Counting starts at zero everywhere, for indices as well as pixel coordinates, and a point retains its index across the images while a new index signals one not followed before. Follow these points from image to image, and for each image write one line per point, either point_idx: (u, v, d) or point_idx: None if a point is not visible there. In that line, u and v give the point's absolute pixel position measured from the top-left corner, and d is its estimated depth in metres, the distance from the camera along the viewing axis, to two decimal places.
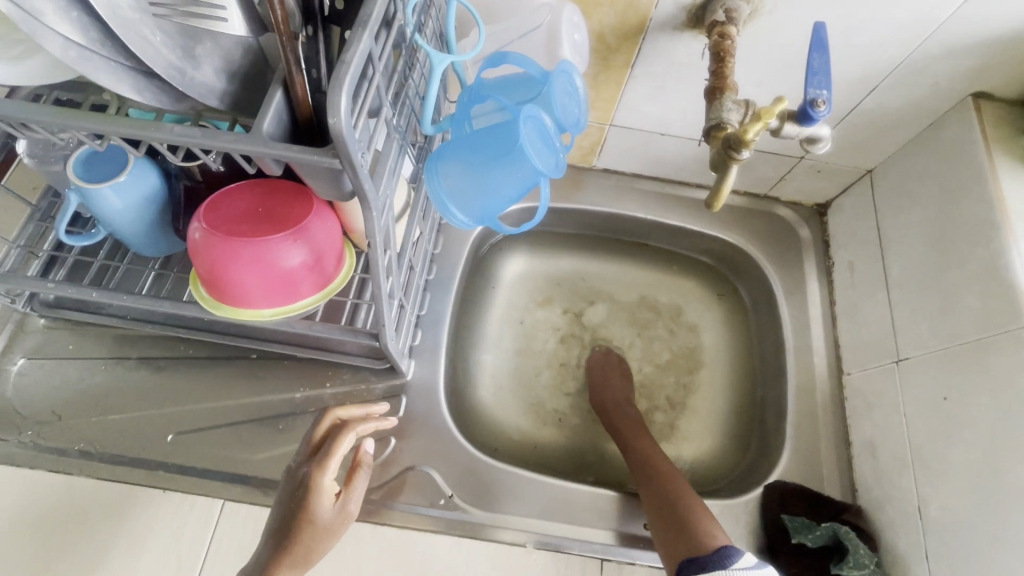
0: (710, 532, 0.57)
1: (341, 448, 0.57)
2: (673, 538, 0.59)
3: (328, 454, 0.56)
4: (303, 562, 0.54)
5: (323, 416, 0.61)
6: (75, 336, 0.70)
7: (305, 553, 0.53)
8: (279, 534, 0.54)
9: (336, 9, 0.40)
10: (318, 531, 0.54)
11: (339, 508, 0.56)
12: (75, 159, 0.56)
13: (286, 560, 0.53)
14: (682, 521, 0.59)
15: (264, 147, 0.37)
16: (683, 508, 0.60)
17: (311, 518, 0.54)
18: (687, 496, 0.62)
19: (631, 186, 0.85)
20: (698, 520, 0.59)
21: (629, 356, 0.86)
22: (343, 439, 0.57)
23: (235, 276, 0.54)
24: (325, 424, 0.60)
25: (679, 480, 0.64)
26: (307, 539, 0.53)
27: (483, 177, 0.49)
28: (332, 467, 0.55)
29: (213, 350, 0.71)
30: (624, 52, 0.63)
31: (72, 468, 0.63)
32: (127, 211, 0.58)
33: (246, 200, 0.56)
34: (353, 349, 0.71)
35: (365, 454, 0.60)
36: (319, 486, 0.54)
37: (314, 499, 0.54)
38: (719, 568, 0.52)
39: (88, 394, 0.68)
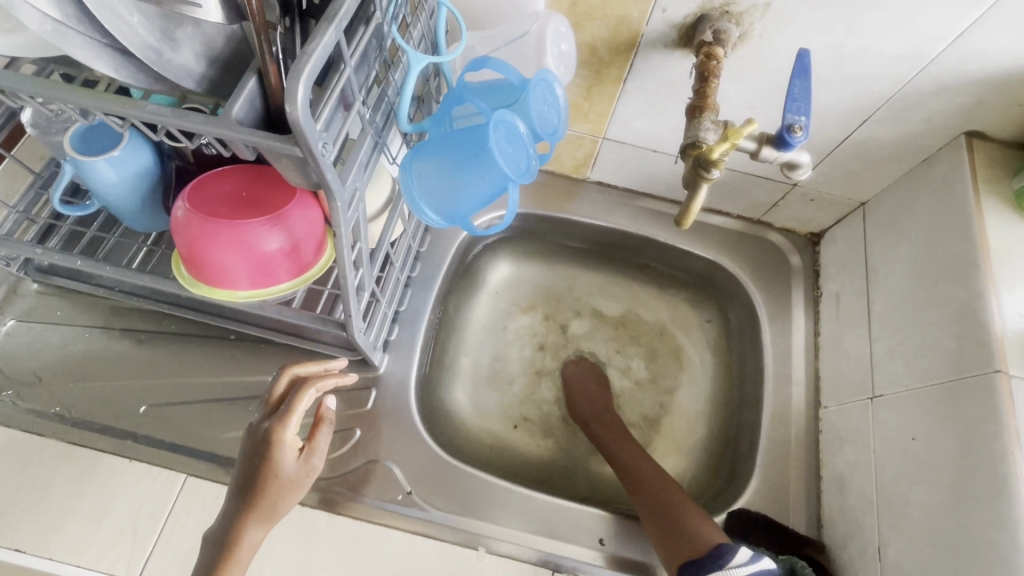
0: (705, 530, 0.59)
1: (301, 403, 0.57)
2: (666, 538, 0.60)
3: (288, 410, 0.56)
4: (272, 515, 0.55)
5: (280, 375, 0.60)
6: (65, 303, 0.73)
7: (273, 505, 0.54)
8: (244, 492, 0.54)
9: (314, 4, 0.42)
10: (283, 487, 0.55)
11: (304, 462, 0.57)
12: (73, 133, 0.59)
13: (254, 515, 0.54)
14: (671, 519, 0.60)
15: (232, 131, 0.38)
16: (670, 505, 0.62)
17: (276, 474, 0.54)
18: (674, 493, 0.63)
19: (623, 200, 0.85)
20: (690, 518, 0.60)
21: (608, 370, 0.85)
22: (302, 394, 0.57)
23: (214, 256, 0.55)
24: (281, 383, 0.59)
25: (665, 478, 0.65)
26: (272, 494, 0.54)
27: (454, 178, 0.49)
28: (293, 422, 0.55)
29: (195, 328, 0.73)
30: (616, 66, 0.64)
31: (46, 430, 0.64)
32: (121, 185, 0.60)
33: (230, 184, 0.58)
34: (329, 339, 0.71)
35: (327, 410, 0.60)
36: (281, 441, 0.54)
37: (277, 454, 0.54)
38: (717, 569, 0.54)
39: (71, 361, 0.70)
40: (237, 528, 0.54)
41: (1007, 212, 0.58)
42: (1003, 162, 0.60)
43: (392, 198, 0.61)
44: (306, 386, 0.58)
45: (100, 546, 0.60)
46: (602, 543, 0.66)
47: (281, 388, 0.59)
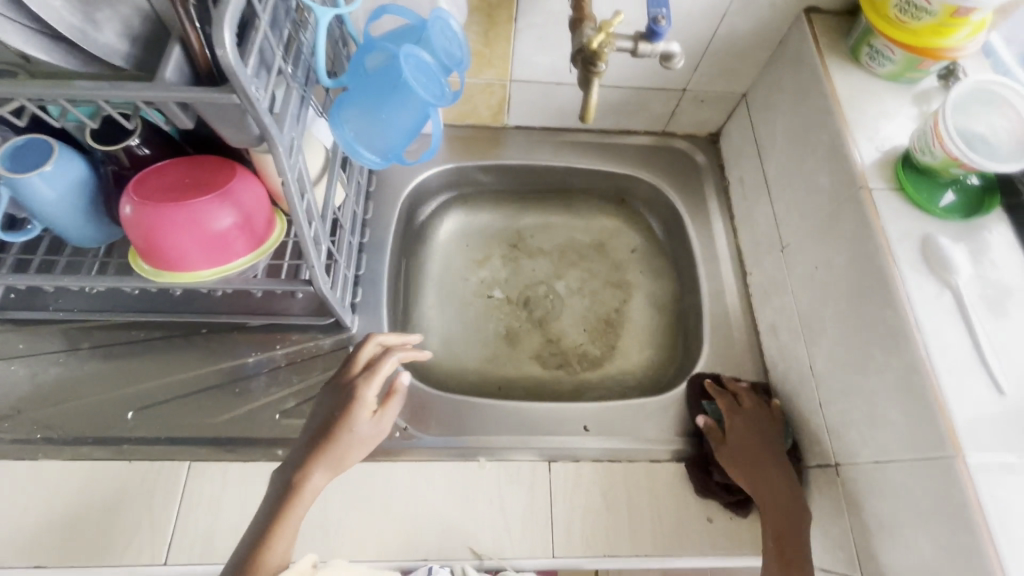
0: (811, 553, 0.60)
1: (382, 368, 0.63)
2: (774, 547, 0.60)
3: (375, 369, 0.62)
4: (336, 465, 0.59)
5: (366, 341, 0.67)
6: (24, 336, 0.73)
7: (341, 456, 0.59)
8: (317, 436, 0.59)
9: None
10: (354, 440, 0.60)
11: (376, 424, 0.61)
12: (2, 156, 0.60)
13: (323, 459, 0.58)
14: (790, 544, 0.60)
15: (165, 93, 0.43)
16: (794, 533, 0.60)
17: (353, 426, 0.59)
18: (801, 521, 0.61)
19: (542, 138, 0.93)
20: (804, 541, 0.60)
21: (561, 294, 0.93)
22: (385, 361, 0.63)
23: (170, 241, 0.59)
24: (368, 347, 0.66)
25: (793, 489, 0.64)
26: (343, 442, 0.59)
27: (381, 116, 0.55)
28: (375, 383, 0.61)
29: (165, 330, 0.75)
30: (505, 7, 0.71)
31: (41, 455, 0.66)
32: (62, 200, 0.62)
33: (171, 175, 0.62)
34: (297, 309, 0.76)
35: (402, 383, 0.65)
36: (361, 398, 0.60)
37: (355, 409, 0.60)
38: None
39: (44, 387, 0.70)
40: (305, 472, 0.58)
41: (850, 65, 0.69)
42: (839, 28, 0.72)
43: (328, 162, 0.65)
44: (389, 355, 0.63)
45: (121, 543, 0.62)
46: (587, 429, 0.73)
47: (360, 353, 0.65)
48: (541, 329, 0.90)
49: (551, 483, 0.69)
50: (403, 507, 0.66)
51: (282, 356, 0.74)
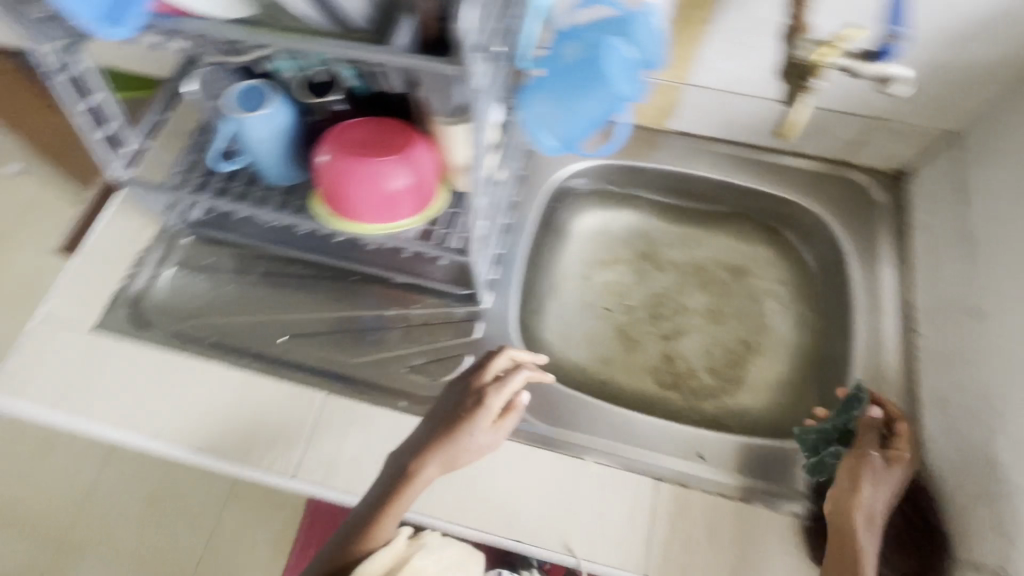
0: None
1: (508, 385, 0.63)
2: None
3: (501, 384, 0.63)
4: (448, 465, 0.62)
5: (498, 353, 0.67)
6: (212, 252, 0.84)
7: (456, 457, 0.62)
8: (436, 432, 0.63)
9: None
10: (470, 445, 0.62)
11: (493, 435, 0.63)
12: (229, 95, 0.69)
13: (440, 455, 0.62)
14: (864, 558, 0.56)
15: (392, 57, 0.46)
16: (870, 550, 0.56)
17: (471, 432, 0.62)
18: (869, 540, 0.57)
19: (702, 147, 0.89)
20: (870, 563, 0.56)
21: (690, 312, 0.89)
22: (513, 379, 0.63)
23: (352, 192, 0.66)
24: (499, 360, 0.66)
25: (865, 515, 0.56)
26: (461, 445, 0.62)
27: (570, 105, 0.55)
28: (498, 397, 0.63)
29: (322, 271, 0.83)
30: (704, 7, 0.68)
31: (212, 357, 0.76)
32: (268, 140, 0.71)
33: (360, 131, 0.67)
34: (438, 275, 0.80)
35: (521, 401, 0.65)
36: (483, 408, 0.62)
37: (475, 418, 0.62)
38: None
39: (221, 300, 0.81)
40: (420, 463, 0.62)
41: None
42: None
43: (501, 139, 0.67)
44: (517, 373, 0.64)
45: (261, 449, 0.70)
46: (699, 457, 0.70)
47: (490, 363, 0.66)
48: (662, 342, 0.87)
49: (653, 501, 0.67)
50: (504, 485, 0.68)
51: (417, 315, 0.79)
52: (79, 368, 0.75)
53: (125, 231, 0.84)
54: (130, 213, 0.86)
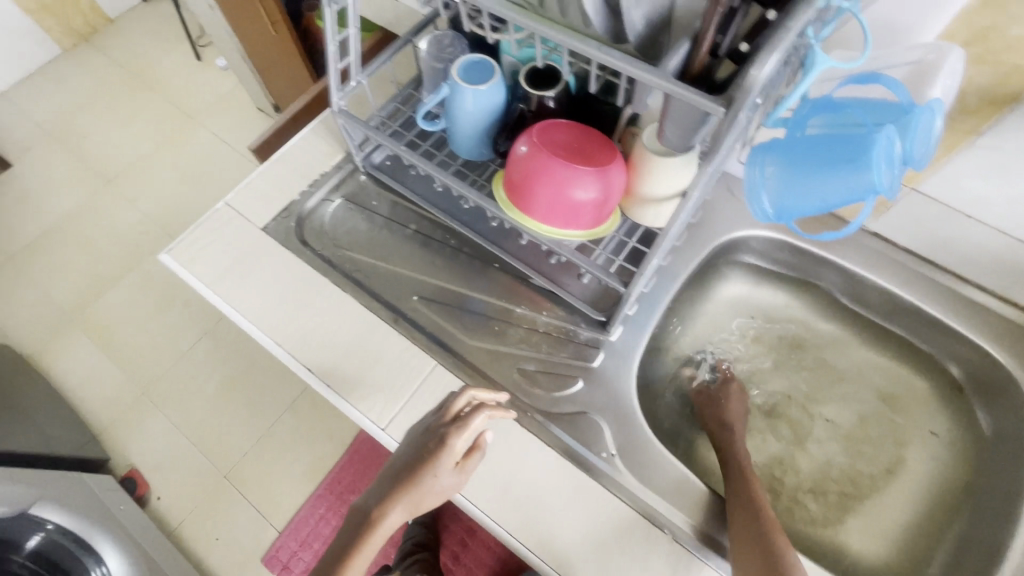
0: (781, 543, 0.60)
1: (471, 425, 0.62)
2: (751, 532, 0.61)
3: (463, 426, 0.61)
4: (412, 508, 0.61)
5: (458, 392, 0.65)
6: (378, 196, 0.89)
7: (420, 500, 0.61)
8: (400, 476, 0.61)
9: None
10: (435, 487, 0.61)
11: (456, 478, 0.62)
12: (457, 64, 0.72)
13: (403, 502, 0.60)
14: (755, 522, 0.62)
15: (654, 77, 0.46)
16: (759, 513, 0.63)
17: (434, 476, 0.61)
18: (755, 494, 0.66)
19: (896, 258, 0.81)
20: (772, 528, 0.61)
21: (813, 422, 0.84)
22: (476, 416, 0.62)
23: (540, 189, 0.67)
24: (459, 400, 0.64)
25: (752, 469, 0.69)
26: (424, 488, 0.60)
27: (807, 179, 0.52)
28: (463, 438, 0.61)
29: (468, 249, 0.84)
30: (979, 116, 0.60)
31: (347, 291, 0.80)
32: (473, 115, 0.73)
33: (565, 134, 0.67)
34: (577, 292, 0.79)
35: (484, 438, 0.65)
36: (450, 449, 0.61)
37: (441, 459, 0.60)
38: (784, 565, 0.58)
39: (371, 241, 0.85)
40: (385, 507, 0.61)
41: None
42: None
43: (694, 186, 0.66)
44: (478, 414, 0.62)
45: (362, 392, 0.73)
46: None
47: (450, 401, 0.64)
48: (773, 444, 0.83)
49: None
50: (576, 524, 0.66)
51: (543, 323, 0.78)
52: (239, 259, 0.82)
53: (315, 153, 0.92)
54: (326, 139, 0.93)
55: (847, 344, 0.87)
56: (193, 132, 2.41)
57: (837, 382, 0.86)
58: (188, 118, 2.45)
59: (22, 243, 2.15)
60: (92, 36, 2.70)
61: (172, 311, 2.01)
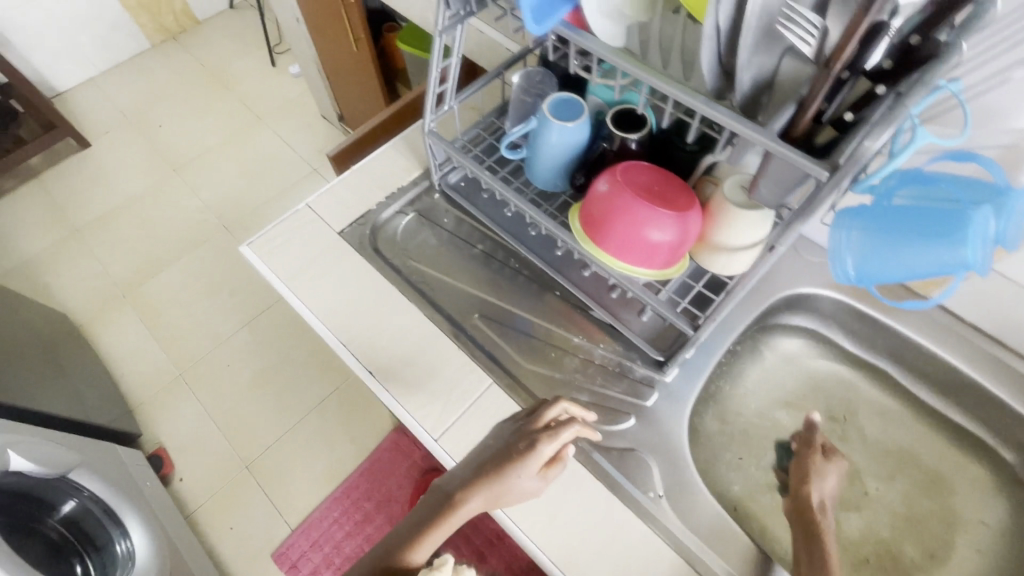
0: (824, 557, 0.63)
1: (561, 436, 0.64)
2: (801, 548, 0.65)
3: (554, 434, 0.64)
4: (491, 501, 0.63)
5: (552, 402, 0.67)
6: (450, 214, 0.93)
7: (500, 496, 0.63)
8: (484, 468, 0.63)
9: (885, 69, 0.46)
10: (517, 487, 0.63)
11: (536, 483, 0.64)
12: (549, 100, 0.76)
13: (486, 491, 0.62)
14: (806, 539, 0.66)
15: (758, 134, 0.48)
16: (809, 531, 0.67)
17: (518, 475, 0.63)
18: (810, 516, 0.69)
19: (961, 334, 0.80)
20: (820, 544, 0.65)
21: (863, 491, 0.82)
22: (568, 428, 0.64)
23: (619, 228, 0.69)
24: (553, 410, 0.67)
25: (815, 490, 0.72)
26: (507, 485, 0.62)
27: (894, 247, 0.53)
28: (553, 446, 0.63)
29: (531, 274, 0.86)
30: None
31: (413, 302, 0.83)
32: (557, 148, 0.77)
33: (647, 176, 0.70)
34: (636, 329, 0.80)
35: (566, 451, 0.66)
36: (539, 453, 0.63)
37: (528, 461, 0.62)
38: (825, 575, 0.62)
39: (439, 257, 0.88)
40: (466, 494, 0.63)
41: None
42: None
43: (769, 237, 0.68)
44: (572, 424, 0.64)
45: (419, 401, 0.75)
46: None
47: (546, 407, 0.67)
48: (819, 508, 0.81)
49: None
50: (618, 562, 0.66)
51: (599, 356, 0.79)
52: (313, 258, 0.86)
53: (394, 167, 0.96)
54: (406, 155, 0.98)
55: (901, 415, 0.85)
56: (260, 133, 2.53)
57: (889, 452, 0.84)
58: (257, 119, 2.58)
59: (90, 219, 2.27)
60: (179, 36, 2.89)
61: (218, 300, 2.08)
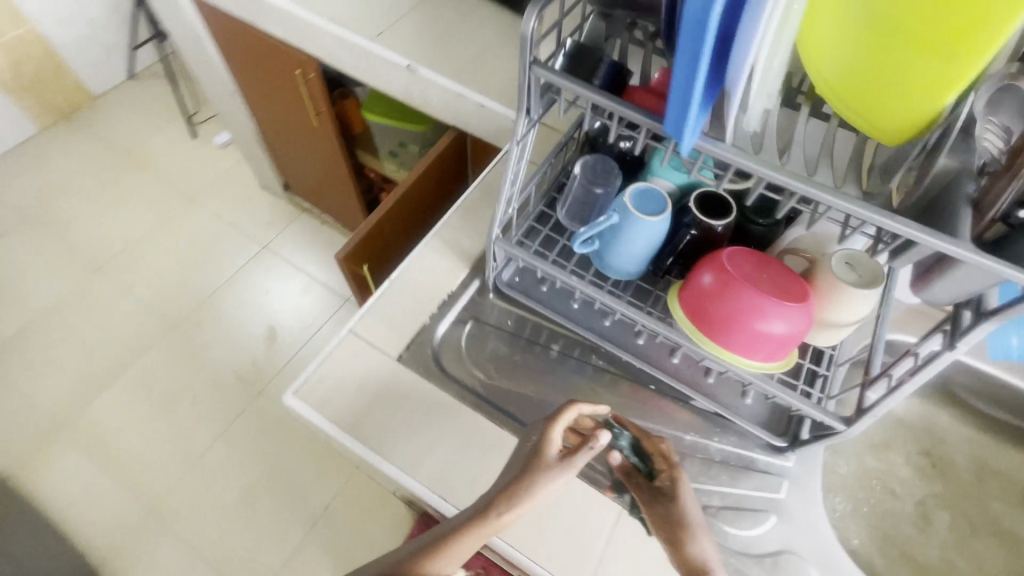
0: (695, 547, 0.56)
1: (567, 415, 0.61)
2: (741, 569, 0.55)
3: (558, 414, 0.61)
4: (527, 497, 0.53)
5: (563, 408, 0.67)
6: (513, 314, 0.84)
7: (532, 495, 0.54)
8: (518, 468, 0.57)
9: None
10: (553, 476, 0.55)
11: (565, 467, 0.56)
12: (628, 193, 0.71)
13: (514, 498, 0.53)
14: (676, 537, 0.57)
15: (938, 241, 0.46)
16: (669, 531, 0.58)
17: (547, 464, 0.56)
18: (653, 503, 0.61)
19: None
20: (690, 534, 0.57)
21: (943, 521, 0.90)
22: (570, 406, 0.62)
23: (747, 324, 0.64)
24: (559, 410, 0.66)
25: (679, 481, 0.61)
26: (535, 474, 0.55)
27: None
28: (558, 424, 0.60)
29: (619, 370, 0.81)
30: None
31: (509, 430, 0.75)
32: (644, 241, 0.72)
33: (754, 263, 0.67)
34: (747, 415, 0.76)
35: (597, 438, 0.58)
36: (550, 436, 0.59)
37: (546, 444, 0.58)
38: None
39: (518, 368, 0.81)
40: (511, 500, 0.53)
41: None
42: None
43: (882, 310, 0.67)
44: (570, 402, 0.63)
45: None
46: None
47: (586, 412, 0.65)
48: (915, 545, 0.88)
49: None
50: None
51: (716, 451, 0.75)
52: (371, 395, 0.76)
53: (438, 270, 0.87)
54: (446, 254, 0.89)
55: (951, 433, 0.97)
56: (192, 213, 2.28)
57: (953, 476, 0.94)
58: (185, 198, 2.32)
59: None
60: (72, 114, 2.55)
61: (180, 414, 1.83)
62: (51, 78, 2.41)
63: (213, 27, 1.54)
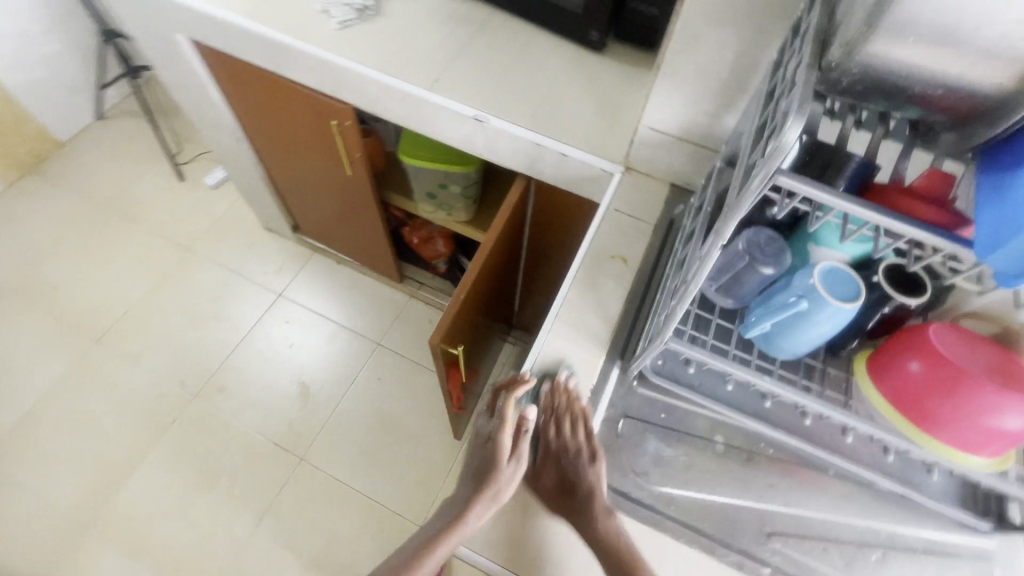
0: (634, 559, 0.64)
1: (509, 415, 0.70)
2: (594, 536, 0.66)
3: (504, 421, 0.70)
4: (491, 501, 0.68)
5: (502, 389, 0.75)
6: (664, 406, 0.76)
7: (490, 494, 0.68)
8: (474, 479, 0.70)
9: None
10: (503, 478, 0.69)
11: (513, 466, 0.70)
12: (813, 275, 0.64)
13: (480, 503, 0.68)
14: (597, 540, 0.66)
15: None
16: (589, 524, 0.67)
17: (500, 462, 0.69)
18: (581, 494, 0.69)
19: None
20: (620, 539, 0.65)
21: None
22: (510, 406, 0.70)
23: (988, 424, 0.57)
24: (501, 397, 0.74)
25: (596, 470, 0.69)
26: (495, 485, 0.68)
27: None
28: (508, 427, 0.70)
29: (791, 456, 0.74)
30: None
31: (694, 545, 0.69)
32: (829, 325, 0.65)
33: (963, 346, 0.61)
34: (939, 493, 0.70)
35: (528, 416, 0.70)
36: (500, 440, 0.70)
37: (499, 447, 0.69)
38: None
39: (686, 468, 0.73)
40: (464, 512, 0.68)
41: None
42: None
43: None
44: (512, 398, 0.71)
45: None
46: None
47: (497, 401, 0.77)
48: None
49: None
50: None
51: (918, 541, 0.69)
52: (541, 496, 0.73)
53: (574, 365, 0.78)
54: (576, 341, 0.80)
55: None
56: (192, 265, 2.10)
57: None
58: (183, 248, 2.14)
59: None
60: (40, 165, 2.31)
61: (217, 492, 1.69)
62: (11, 129, 2.16)
63: (222, 75, 1.37)
